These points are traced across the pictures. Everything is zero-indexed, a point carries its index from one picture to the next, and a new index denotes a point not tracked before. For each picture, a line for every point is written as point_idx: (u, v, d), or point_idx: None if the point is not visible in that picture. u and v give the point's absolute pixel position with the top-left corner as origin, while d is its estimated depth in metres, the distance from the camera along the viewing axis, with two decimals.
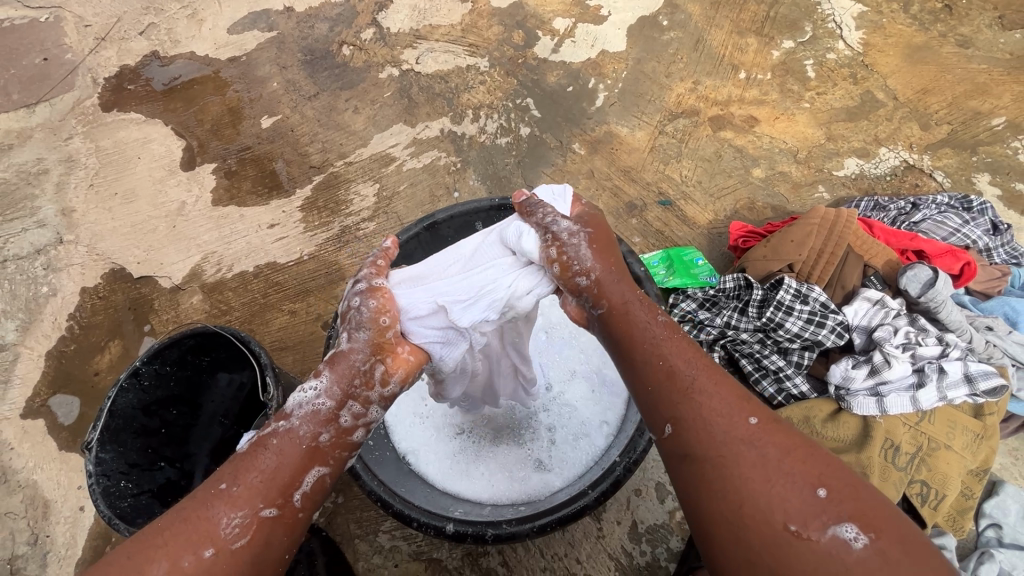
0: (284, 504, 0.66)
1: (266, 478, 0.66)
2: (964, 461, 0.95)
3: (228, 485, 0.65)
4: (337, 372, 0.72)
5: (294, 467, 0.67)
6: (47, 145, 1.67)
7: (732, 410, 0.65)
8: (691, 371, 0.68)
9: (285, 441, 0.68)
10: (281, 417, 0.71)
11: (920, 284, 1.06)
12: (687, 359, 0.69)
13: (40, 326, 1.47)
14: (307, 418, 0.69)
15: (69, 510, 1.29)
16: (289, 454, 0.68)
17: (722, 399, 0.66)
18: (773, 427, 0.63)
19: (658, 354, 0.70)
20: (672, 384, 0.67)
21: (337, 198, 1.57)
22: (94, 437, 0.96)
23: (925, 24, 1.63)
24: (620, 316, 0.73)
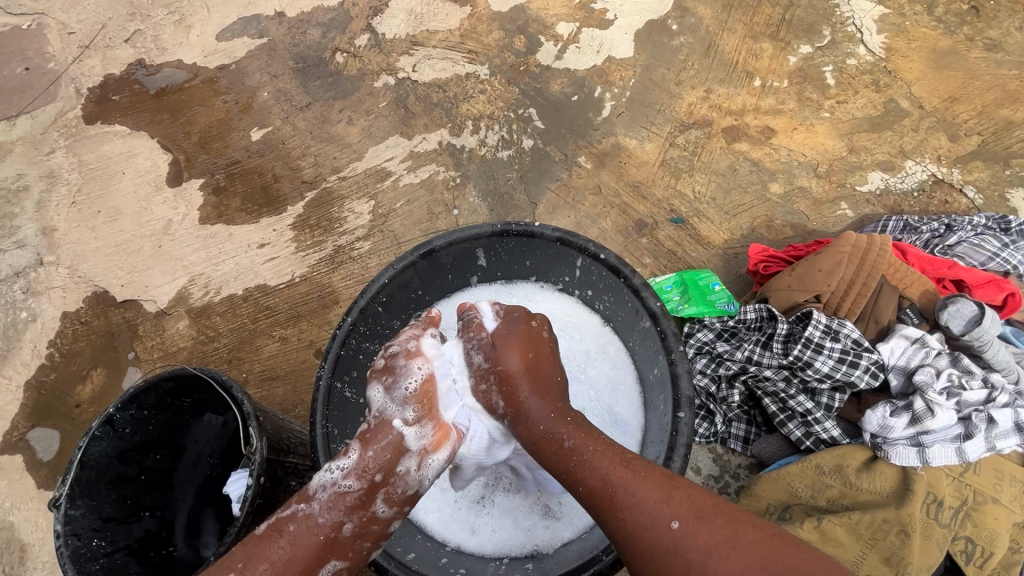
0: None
1: (279, 569, 0.63)
2: (1013, 515, 0.92)
3: (241, 572, 0.62)
4: (371, 453, 0.71)
5: (312, 560, 0.65)
6: (28, 159, 1.59)
7: (659, 501, 0.63)
8: (608, 480, 0.66)
9: (303, 531, 0.66)
10: (302, 498, 0.69)
11: (963, 320, 1.03)
12: (600, 455, 0.68)
13: (19, 354, 1.39)
14: (331, 505, 0.68)
15: (47, 555, 1.22)
16: (304, 545, 0.65)
17: (647, 490, 0.64)
18: (697, 517, 0.61)
19: (582, 475, 0.67)
20: (596, 500, 0.66)
21: (330, 215, 1.49)
22: (63, 493, 0.87)
23: (951, 27, 1.54)
24: (544, 441, 0.71)
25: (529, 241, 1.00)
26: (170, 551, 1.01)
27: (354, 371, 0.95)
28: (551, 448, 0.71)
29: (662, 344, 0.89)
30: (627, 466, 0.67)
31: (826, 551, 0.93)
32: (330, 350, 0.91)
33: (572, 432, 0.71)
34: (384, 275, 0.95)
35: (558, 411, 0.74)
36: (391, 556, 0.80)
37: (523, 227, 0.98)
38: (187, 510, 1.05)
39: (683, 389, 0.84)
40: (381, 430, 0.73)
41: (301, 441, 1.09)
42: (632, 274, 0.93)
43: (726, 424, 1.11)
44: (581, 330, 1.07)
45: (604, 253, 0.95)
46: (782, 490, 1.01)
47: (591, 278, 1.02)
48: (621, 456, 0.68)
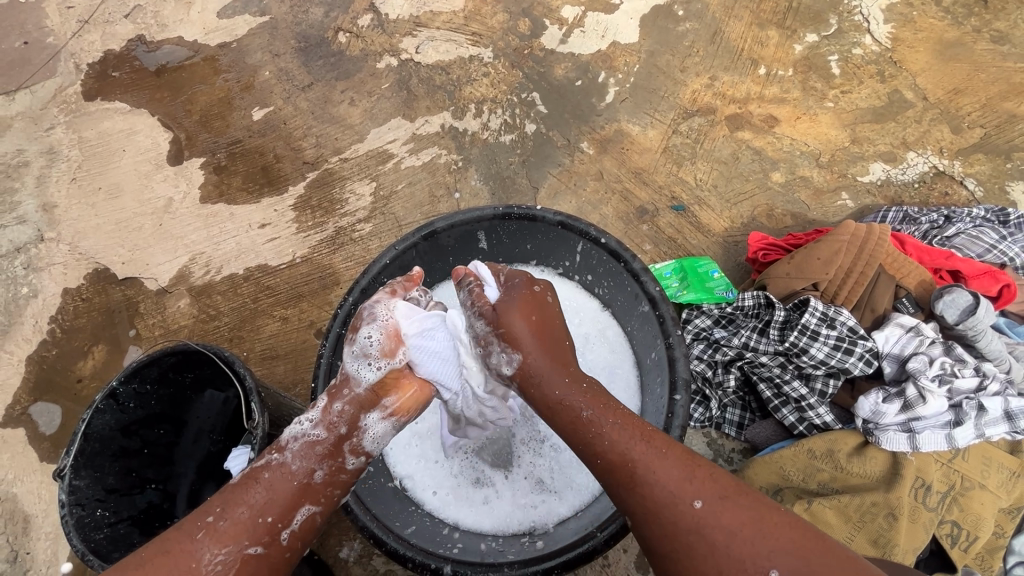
0: (271, 541, 0.67)
1: (258, 512, 0.67)
2: (998, 500, 0.95)
3: (216, 519, 0.66)
4: (339, 407, 0.76)
5: (284, 505, 0.69)
6: (27, 135, 1.58)
7: (682, 479, 0.63)
8: (628, 455, 0.66)
9: (277, 479, 0.70)
10: (275, 449, 0.73)
11: (958, 310, 1.04)
12: (618, 428, 0.68)
13: (21, 330, 1.40)
14: (303, 452, 0.72)
15: (50, 526, 1.24)
16: (279, 490, 0.69)
17: (670, 467, 0.64)
18: (720, 496, 0.61)
19: (599, 445, 0.69)
20: (609, 474, 0.67)
21: (331, 197, 1.49)
22: (67, 464, 0.89)
23: (959, 18, 1.54)
24: (562, 406, 0.73)
25: (530, 225, 1.01)
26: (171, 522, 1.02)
27: None
28: (552, 413, 0.74)
29: (661, 327, 0.90)
30: (647, 443, 0.67)
31: None
32: (332, 328, 0.91)
33: (599, 416, 0.70)
34: (386, 256, 0.95)
35: (575, 378, 0.75)
36: (387, 529, 0.82)
37: (525, 210, 0.98)
38: (189, 483, 1.06)
39: (680, 372, 0.86)
40: (345, 387, 0.78)
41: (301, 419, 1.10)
42: (633, 259, 0.93)
43: (722, 409, 1.13)
44: (581, 314, 1.07)
45: (604, 237, 0.95)
46: (774, 474, 1.03)
47: (591, 263, 1.02)
48: (643, 436, 0.67)
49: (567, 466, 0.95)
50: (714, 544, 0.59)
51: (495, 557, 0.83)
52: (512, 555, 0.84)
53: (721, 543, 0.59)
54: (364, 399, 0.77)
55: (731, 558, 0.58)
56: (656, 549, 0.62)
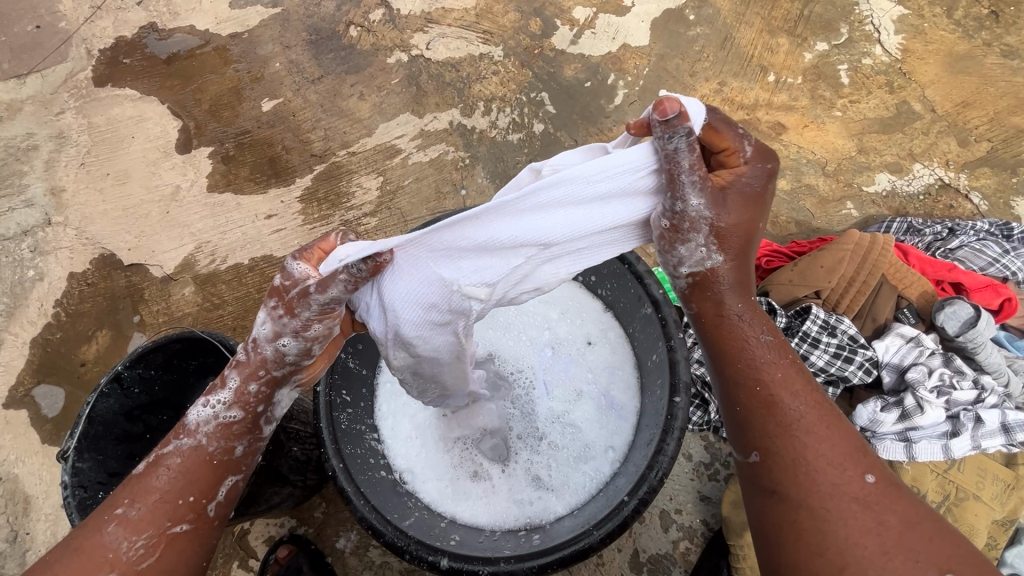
0: (197, 517, 0.65)
1: (173, 495, 0.64)
2: (992, 512, 0.97)
3: (127, 509, 0.63)
4: (250, 385, 0.67)
5: (201, 481, 0.66)
6: (37, 119, 1.59)
7: (851, 450, 0.64)
8: (802, 404, 0.65)
9: (189, 460, 0.66)
10: (181, 433, 0.67)
11: (959, 322, 1.05)
12: (795, 374, 0.67)
13: (25, 312, 1.41)
14: (213, 431, 0.67)
15: (50, 508, 1.25)
16: (195, 471, 0.66)
17: (841, 435, 0.65)
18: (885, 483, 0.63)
19: (771, 386, 0.66)
20: (758, 416, 0.66)
21: (338, 190, 1.49)
22: (71, 445, 0.91)
23: (969, 32, 1.54)
24: (732, 326, 0.69)
25: None
26: None
27: (358, 343, 0.96)
28: (724, 340, 0.69)
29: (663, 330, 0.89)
30: (817, 408, 0.66)
31: None
32: None
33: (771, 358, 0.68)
34: None
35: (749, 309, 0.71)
36: (386, 521, 0.82)
37: None
38: None
39: (681, 375, 0.86)
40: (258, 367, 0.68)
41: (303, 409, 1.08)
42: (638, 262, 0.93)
43: None
44: (582, 314, 1.08)
45: None
46: None
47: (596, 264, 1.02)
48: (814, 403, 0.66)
49: (563, 463, 0.97)
50: (873, 522, 0.60)
51: (493, 551, 0.84)
52: (508, 549, 0.84)
53: (880, 524, 0.59)
54: (275, 378, 0.69)
55: (888, 541, 0.59)
56: (793, 501, 0.62)
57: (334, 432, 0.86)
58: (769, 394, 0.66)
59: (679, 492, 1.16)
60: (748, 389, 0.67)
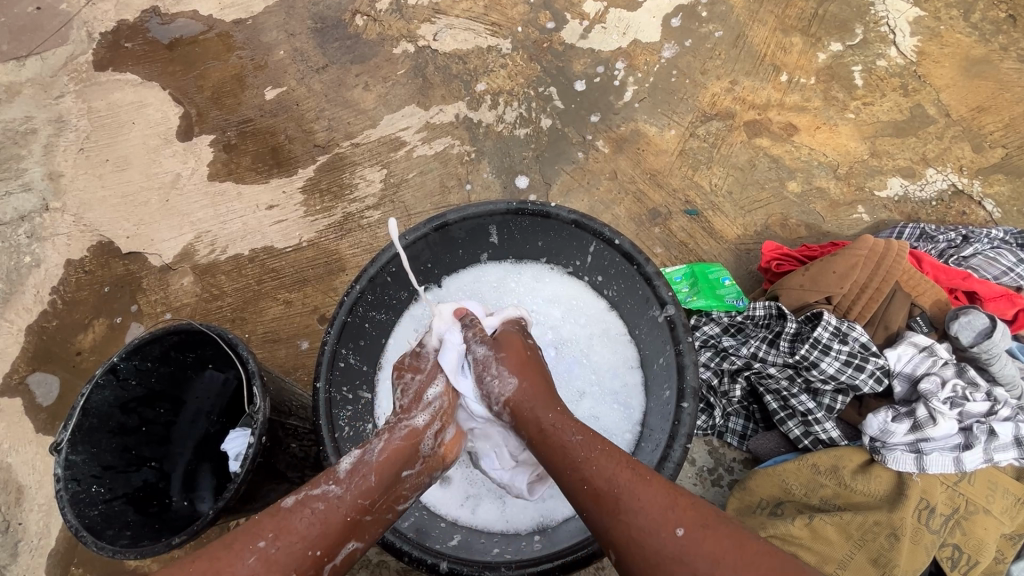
0: (314, 574, 0.64)
1: (307, 543, 0.64)
2: (1001, 526, 0.96)
3: (268, 544, 0.62)
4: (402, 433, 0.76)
5: (334, 539, 0.66)
6: (36, 102, 1.56)
7: (665, 506, 0.62)
8: (614, 483, 0.64)
9: (332, 511, 0.67)
10: (329, 478, 0.70)
11: (974, 332, 1.03)
12: (605, 454, 0.67)
13: (21, 299, 1.39)
14: (356, 487, 0.69)
15: (43, 498, 1.23)
16: (332, 524, 0.66)
17: (653, 493, 0.63)
18: (701, 526, 0.60)
19: (589, 471, 0.66)
20: (599, 502, 0.64)
21: (341, 181, 1.47)
22: (64, 438, 0.89)
23: (986, 35, 1.51)
24: (550, 433, 0.71)
25: (543, 222, 0.97)
26: (168, 502, 1.02)
27: (360, 340, 0.94)
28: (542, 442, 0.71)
29: (671, 334, 0.87)
30: (633, 473, 0.65)
31: (814, 548, 0.96)
32: (338, 316, 0.89)
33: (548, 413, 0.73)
34: (395, 245, 0.93)
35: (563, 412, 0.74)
36: (385, 522, 0.81)
37: (539, 207, 0.95)
38: (185, 465, 1.06)
39: (688, 380, 0.84)
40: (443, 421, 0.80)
41: (301, 405, 1.09)
42: (646, 263, 0.90)
43: (725, 418, 1.14)
44: (587, 313, 1.05)
45: (619, 239, 0.92)
46: (777, 486, 1.03)
47: (603, 264, 0.99)
48: (584, 426, 0.72)
49: None
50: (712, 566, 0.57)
51: (493, 555, 0.82)
52: (510, 554, 0.83)
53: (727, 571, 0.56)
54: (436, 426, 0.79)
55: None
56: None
57: (333, 430, 0.85)
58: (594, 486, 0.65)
59: None
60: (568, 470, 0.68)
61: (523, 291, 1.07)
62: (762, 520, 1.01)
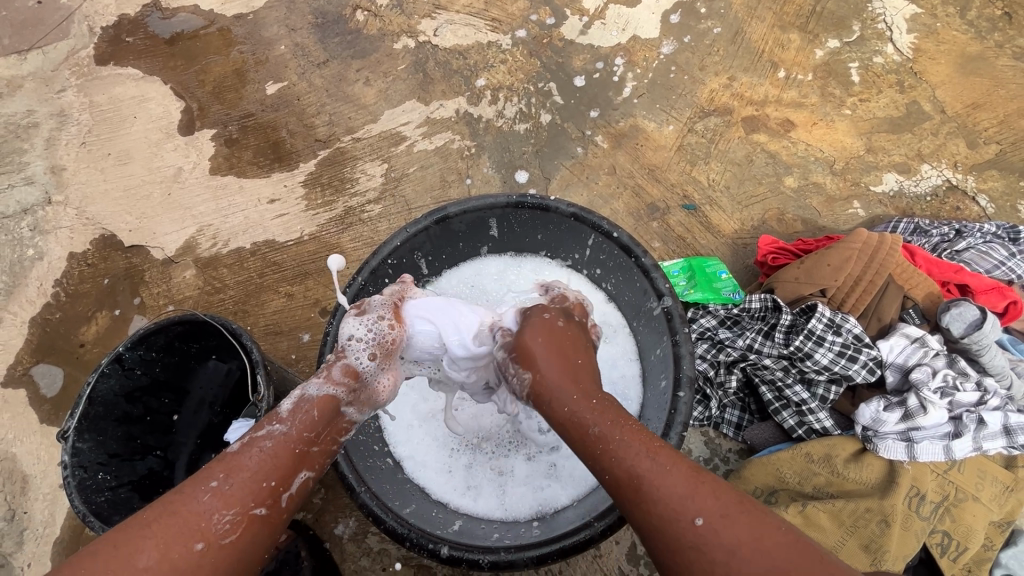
0: (272, 504, 0.65)
1: (259, 476, 0.65)
2: (990, 513, 0.99)
3: (220, 482, 0.63)
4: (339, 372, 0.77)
5: (287, 469, 0.67)
6: (38, 96, 1.57)
7: (683, 496, 0.59)
8: (633, 471, 0.63)
9: (280, 445, 0.67)
10: (272, 420, 0.70)
11: (964, 323, 1.05)
12: (627, 444, 0.65)
13: (24, 291, 1.40)
14: (300, 422, 0.70)
15: (48, 488, 1.25)
16: (282, 456, 0.67)
17: (672, 482, 0.60)
18: (721, 514, 0.57)
19: (609, 462, 0.65)
20: (620, 491, 0.63)
21: (342, 175, 1.48)
22: (71, 426, 0.90)
23: (982, 33, 1.53)
24: (572, 422, 0.70)
25: (543, 215, 0.99)
26: (172, 490, 1.03)
27: None
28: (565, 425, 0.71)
29: (668, 325, 0.89)
30: (653, 458, 0.63)
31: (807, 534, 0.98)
32: (340, 307, 0.91)
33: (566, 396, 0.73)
34: (397, 238, 0.94)
35: (588, 395, 0.72)
36: (386, 508, 0.82)
37: (539, 200, 0.96)
38: (188, 454, 1.08)
39: (685, 369, 0.85)
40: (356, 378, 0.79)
41: None
42: (644, 255, 0.92)
43: (721, 410, 1.15)
44: None
45: (617, 232, 0.94)
46: (771, 475, 1.05)
47: (601, 257, 1.01)
48: (603, 409, 0.70)
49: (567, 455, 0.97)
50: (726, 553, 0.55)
51: (493, 541, 0.83)
52: (509, 539, 0.84)
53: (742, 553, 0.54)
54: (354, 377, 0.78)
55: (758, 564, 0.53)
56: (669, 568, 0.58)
57: None
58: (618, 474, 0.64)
59: None
60: (591, 457, 0.67)
61: (523, 284, 1.09)
62: None
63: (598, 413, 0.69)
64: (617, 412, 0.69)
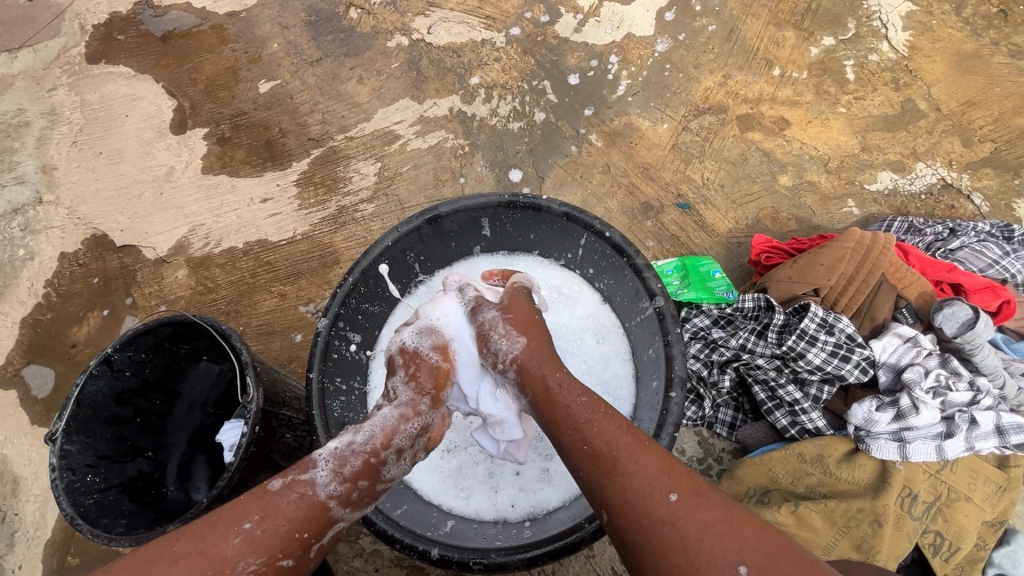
0: (300, 555, 0.66)
1: (292, 527, 0.66)
2: (982, 513, 0.99)
3: (254, 526, 0.64)
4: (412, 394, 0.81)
5: (318, 520, 0.68)
6: (29, 95, 1.55)
7: (658, 472, 0.64)
8: (613, 444, 0.67)
9: (315, 498, 0.68)
10: (308, 466, 0.70)
11: (957, 323, 1.05)
12: (605, 420, 0.69)
13: (16, 292, 1.39)
14: (337, 473, 0.70)
15: (39, 489, 1.24)
16: (313, 511, 0.67)
17: (648, 460, 0.65)
18: (692, 493, 0.62)
19: (589, 433, 0.69)
20: (597, 458, 0.67)
21: (335, 174, 1.47)
22: (59, 428, 0.89)
23: (977, 30, 1.52)
24: (555, 394, 0.73)
25: (535, 215, 0.98)
26: (164, 492, 1.03)
27: (355, 332, 0.95)
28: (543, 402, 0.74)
29: (660, 325, 0.88)
30: (634, 438, 0.68)
31: (799, 534, 0.98)
32: (331, 307, 0.90)
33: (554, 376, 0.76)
34: (388, 238, 0.93)
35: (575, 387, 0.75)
36: (377, 510, 0.82)
37: (531, 200, 0.95)
38: (179, 455, 1.07)
39: (676, 370, 0.85)
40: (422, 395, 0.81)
41: (295, 396, 1.11)
42: (636, 255, 0.91)
43: (714, 409, 1.15)
44: (579, 305, 1.06)
45: (609, 231, 0.93)
46: (763, 475, 1.05)
47: (594, 256, 1.00)
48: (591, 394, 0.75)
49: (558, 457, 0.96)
50: (689, 536, 0.59)
51: (484, 543, 0.83)
52: (500, 541, 0.84)
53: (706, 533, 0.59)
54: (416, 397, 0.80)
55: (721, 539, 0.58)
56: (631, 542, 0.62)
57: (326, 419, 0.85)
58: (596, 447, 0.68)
59: None
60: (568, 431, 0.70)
61: None
62: (749, 508, 1.03)
63: (587, 401, 0.72)
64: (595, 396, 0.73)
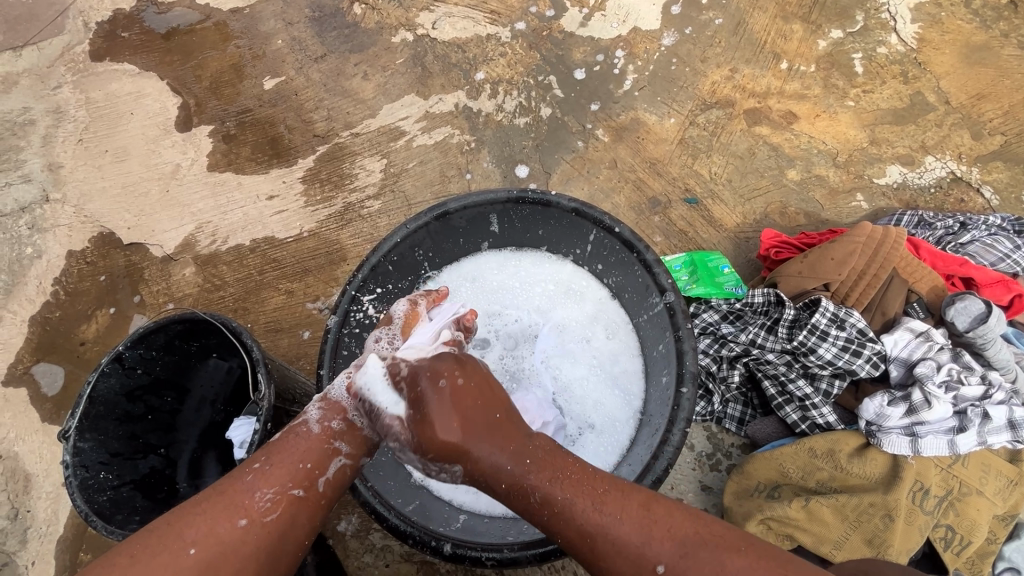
0: (310, 486, 0.67)
1: (297, 459, 0.68)
2: (993, 507, 0.99)
3: (262, 463, 0.67)
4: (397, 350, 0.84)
5: (323, 451, 0.69)
6: (34, 93, 1.55)
7: (640, 542, 0.60)
8: (585, 530, 0.62)
9: (315, 432, 0.70)
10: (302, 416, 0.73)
11: (969, 317, 1.05)
12: (572, 500, 0.63)
13: (24, 290, 1.39)
14: (331, 410, 0.73)
15: (50, 486, 1.25)
16: (314, 445, 0.69)
17: (626, 528, 0.61)
18: (679, 555, 0.59)
19: (556, 526, 0.64)
20: (578, 548, 0.63)
21: (341, 171, 1.47)
22: (71, 426, 0.90)
23: (987, 22, 1.51)
24: (510, 493, 0.66)
25: (543, 210, 0.98)
26: (176, 488, 1.04)
27: (364, 329, 0.95)
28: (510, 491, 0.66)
29: (670, 320, 0.88)
30: (601, 505, 0.63)
31: (810, 529, 0.98)
32: (341, 304, 0.90)
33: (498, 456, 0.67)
34: (397, 235, 0.93)
35: (515, 454, 0.67)
36: (389, 506, 0.82)
37: (539, 195, 0.95)
38: (190, 452, 1.08)
39: (688, 366, 0.84)
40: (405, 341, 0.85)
41: (305, 393, 1.11)
42: (646, 250, 0.91)
43: (724, 405, 1.15)
44: (588, 301, 1.06)
45: (618, 227, 0.93)
46: (774, 470, 1.05)
47: (603, 252, 1.00)
48: (540, 463, 0.66)
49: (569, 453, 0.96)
50: None
51: (496, 538, 0.83)
52: (512, 536, 0.84)
53: None
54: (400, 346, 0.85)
55: None
56: None
57: None
58: (573, 530, 0.63)
59: (682, 482, 1.14)
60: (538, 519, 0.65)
61: (524, 280, 1.08)
62: (759, 503, 1.03)
63: (540, 479, 0.65)
64: (548, 465, 0.66)
